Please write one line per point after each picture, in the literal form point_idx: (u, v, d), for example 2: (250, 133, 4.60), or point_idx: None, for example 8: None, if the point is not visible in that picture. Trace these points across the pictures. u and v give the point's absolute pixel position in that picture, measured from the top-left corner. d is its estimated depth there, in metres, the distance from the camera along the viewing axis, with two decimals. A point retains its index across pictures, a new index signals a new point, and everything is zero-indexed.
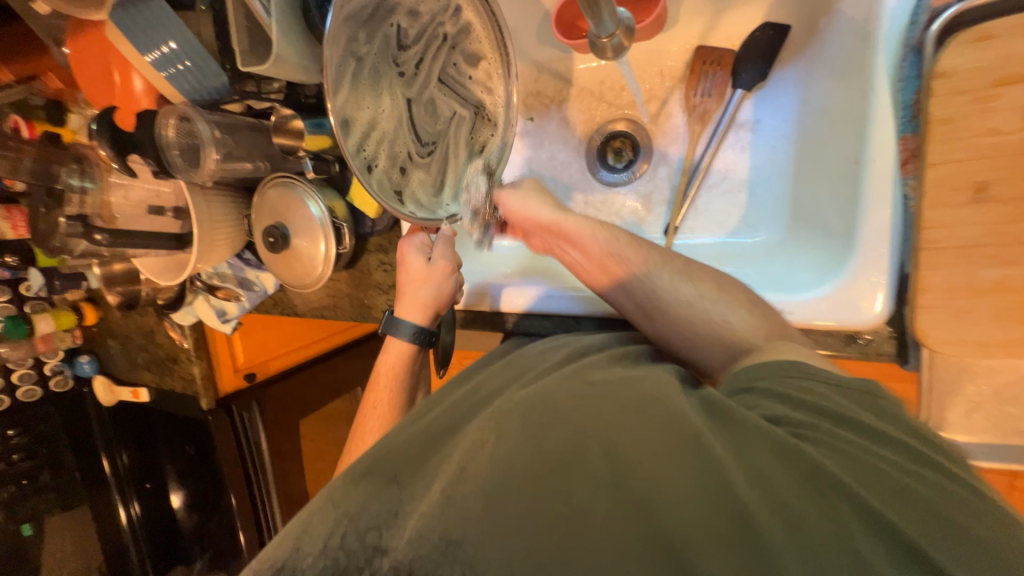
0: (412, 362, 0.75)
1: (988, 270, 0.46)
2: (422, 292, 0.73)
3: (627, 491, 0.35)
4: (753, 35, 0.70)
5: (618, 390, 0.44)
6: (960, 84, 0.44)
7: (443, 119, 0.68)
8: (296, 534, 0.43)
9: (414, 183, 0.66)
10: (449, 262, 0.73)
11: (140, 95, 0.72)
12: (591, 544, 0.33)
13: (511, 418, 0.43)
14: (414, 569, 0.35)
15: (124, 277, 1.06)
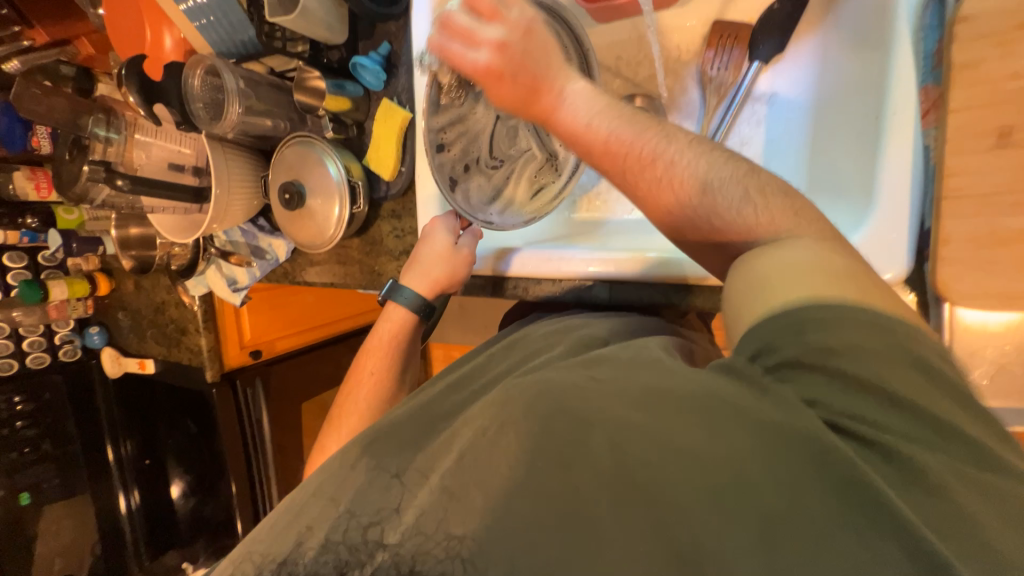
0: (410, 335, 0.77)
1: (1011, 219, 0.45)
2: (435, 267, 0.74)
3: (632, 489, 0.32)
4: (768, 9, 0.68)
5: (629, 372, 0.39)
6: (981, 29, 0.44)
7: (518, 148, 0.77)
8: (297, 524, 0.43)
9: (472, 182, 0.75)
10: (472, 252, 0.75)
11: (170, 51, 0.75)
12: (600, 548, 0.31)
13: (512, 405, 0.40)
14: (416, 565, 0.35)
15: (140, 242, 1.09)
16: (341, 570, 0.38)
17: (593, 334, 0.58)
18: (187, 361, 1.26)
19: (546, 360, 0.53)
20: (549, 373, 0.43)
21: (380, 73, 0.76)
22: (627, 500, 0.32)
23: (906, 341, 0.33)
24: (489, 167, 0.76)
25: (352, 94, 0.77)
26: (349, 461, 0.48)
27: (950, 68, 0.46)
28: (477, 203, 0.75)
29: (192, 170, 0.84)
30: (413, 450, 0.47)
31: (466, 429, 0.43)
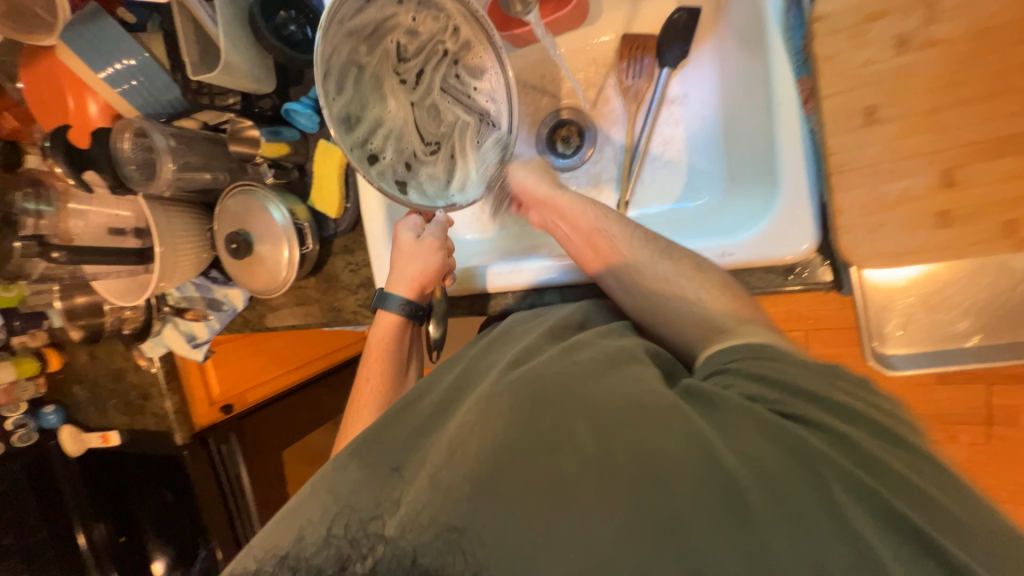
0: (401, 334, 0.76)
1: (889, 185, 0.51)
2: (409, 265, 0.72)
3: (614, 466, 0.35)
4: (669, 19, 0.75)
5: (604, 368, 0.44)
6: (835, 24, 0.50)
7: (446, 122, 0.72)
8: (292, 524, 0.41)
9: (423, 175, 0.70)
10: (437, 239, 0.74)
11: (96, 119, 0.75)
12: (586, 519, 0.34)
13: (500, 401, 0.42)
14: (418, 557, 0.35)
15: (88, 310, 1.05)
16: (341, 565, 0.36)
17: (568, 315, 0.61)
18: (153, 427, 1.22)
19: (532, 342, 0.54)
20: (536, 365, 0.46)
21: (314, 117, 0.78)
22: (610, 478, 0.35)
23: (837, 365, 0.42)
24: (432, 153, 0.71)
25: (290, 139, 0.78)
26: (338, 461, 0.46)
27: (816, 60, 0.52)
28: (438, 195, 0.70)
29: (132, 232, 0.82)
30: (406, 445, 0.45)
31: (458, 423, 0.43)
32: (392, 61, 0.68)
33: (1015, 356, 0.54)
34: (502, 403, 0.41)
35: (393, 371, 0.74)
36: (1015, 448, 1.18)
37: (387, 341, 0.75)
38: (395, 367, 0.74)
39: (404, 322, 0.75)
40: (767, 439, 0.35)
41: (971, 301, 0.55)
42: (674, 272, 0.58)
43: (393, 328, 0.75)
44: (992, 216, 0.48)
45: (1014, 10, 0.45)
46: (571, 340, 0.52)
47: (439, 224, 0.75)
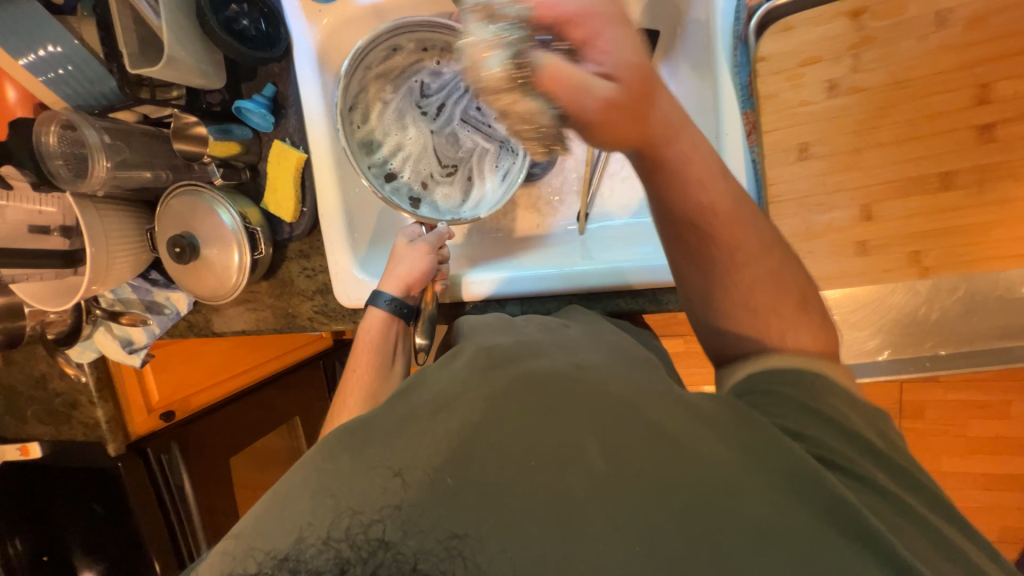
0: (390, 332, 0.73)
1: (819, 215, 0.56)
2: (399, 264, 0.72)
3: (620, 480, 0.36)
4: None
5: (612, 380, 0.44)
6: (776, 65, 0.54)
7: (466, 148, 0.79)
8: (284, 520, 0.37)
9: (438, 193, 0.79)
10: (431, 243, 0.74)
11: (14, 105, 0.68)
12: (585, 534, 0.34)
13: (510, 409, 0.41)
14: (418, 563, 0.34)
15: (2, 313, 0.94)
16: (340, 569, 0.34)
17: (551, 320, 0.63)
18: (82, 438, 1.13)
19: (533, 339, 0.53)
20: (542, 365, 0.46)
21: (267, 116, 0.75)
22: (617, 495, 0.35)
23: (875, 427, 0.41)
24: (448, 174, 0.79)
25: (241, 138, 0.75)
26: (328, 451, 0.42)
27: (759, 97, 0.56)
28: (450, 211, 0.78)
29: (59, 231, 0.76)
30: (401, 433, 0.41)
31: (460, 419, 0.41)
32: (417, 97, 0.78)
33: (917, 368, 0.62)
34: (516, 404, 0.41)
35: (379, 364, 0.71)
36: (921, 437, 1.33)
37: (375, 334, 0.73)
38: (383, 361, 0.72)
39: (392, 319, 0.73)
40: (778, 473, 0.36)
41: (883, 319, 0.61)
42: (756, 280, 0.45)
43: (381, 323, 0.73)
44: (901, 248, 0.54)
45: (925, 65, 0.50)
46: (573, 348, 0.53)
47: (438, 231, 0.76)
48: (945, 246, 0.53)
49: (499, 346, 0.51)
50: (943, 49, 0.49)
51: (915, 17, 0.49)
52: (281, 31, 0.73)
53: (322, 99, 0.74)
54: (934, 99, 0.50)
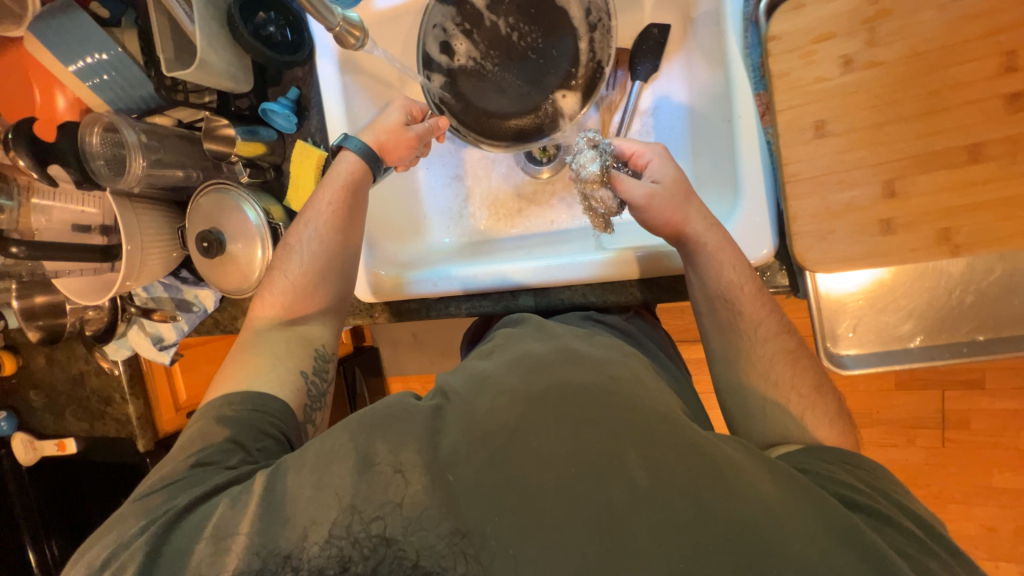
0: (358, 188, 0.71)
1: (839, 194, 0.54)
2: (379, 131, 0.73)
3: (656, 501, 0.38)
4: (644, 32, 0.77)
5: (638, 399, 0.46)
6: (788, 44, 0.54)
7: (549, 68, 0.72)
8: (289, 517, 0.43)
9: (481, 98, 0.74)
10: (415, 134, 0.73)
11: (65, 111, 0.74)
12: (625, 530, 0.37)
13: (541, 409, 0.44)
14: (420, 560, 0.39)
15: (47, 310, 1.00)
16: (343, 564, 0.40)
17: (573, 325, 0.64)
18: (114, 434, 1.16)
19: (562, 343, 0.55)
20: (572, 376, 0.48)
21: (291, 117, 0.78)
22: (662, 513, 0.37)
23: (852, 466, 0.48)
24: (498, 85, 0.74)
25: (267, 139, 0.79)
26: (347, 436, 0.46)
27: (771, 77, 0.55)
28: (476, 122, 0.74)
29: (98, 229, 0.80)
30: (428, 432, 0.45)
31: (490, 420, 0.44)
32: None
33: (953, 356, 0.58)
34: (537, 419, 0.43)
35: (341, 215, 0.70)
36: (966, 450, 1.24)
37: (346, 186, 0.71)
38: (348, 212, 0.71)
39: (364, 171, 0.71)
40: (802, 503, 0.40)
41: (912, 304, 0.59)
42: (755, 335, 0.59)
43: (354, 172, 0.71)
44: (930, 225, 0.52)
45: (943, 36, 0.49)
46: (608, 356, 0.54)
47: (431, 125, 0.74)
48: (976, 222, 0.51)
49: (536, 353, 0.53)
50: (961, 19, 0.48)
51: None
52: (305, 37, 0.77)
53: (344, 103, 0.78)
54: (955, 70, 0.49)
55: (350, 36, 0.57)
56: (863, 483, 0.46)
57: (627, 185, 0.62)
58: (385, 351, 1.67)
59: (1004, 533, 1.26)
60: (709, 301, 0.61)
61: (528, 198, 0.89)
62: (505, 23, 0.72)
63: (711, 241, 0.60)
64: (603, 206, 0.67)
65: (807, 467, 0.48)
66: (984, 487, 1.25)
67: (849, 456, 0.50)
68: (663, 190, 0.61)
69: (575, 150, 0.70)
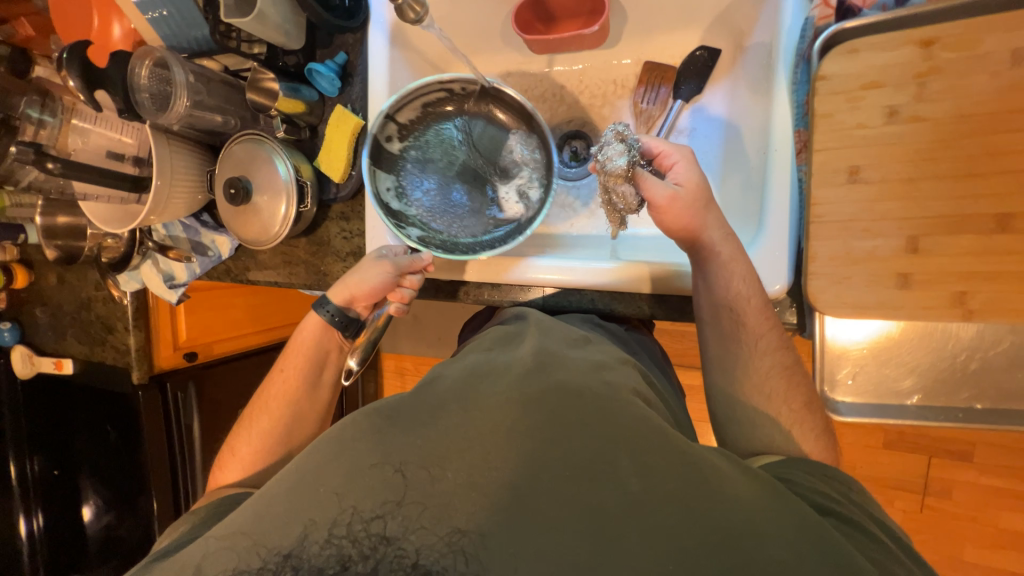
0: (323, 343, 0.76)
1: (862, 241, 0.55)
2: (355, 275, 0.74)
3: (645, 511, 0.38)
4: (691, 54, 0.77)
5: (626, 404, 0.47)
6: (836, 86, 0.54)
7: (488, 181, 0.81)
8: (286, 519, 0.39)
9: (459, 235, 0.80)
10: (390, 267, 0.73)
11: (118, 40, 0.76)
12: (617, 536, 0.37)
13: (534, 409, 0.44)
14: (420, 559, 0.36)
15: (67, 231, 1.03)
16: (343, 564, 0.36)
17: (573, 330, 0.64)
18: (111, 362, 1.18)
19: (554, 348, 0.56)
20: (567, 379, 0.49)
21: (335, 81, 0.80)
22: (653, 524, 0.38)
23: (837, 482, 0.50)
24: (468, 213, 0.81)
25: (307, 98, 0.80)
26: (346, 432, 0.44)
27: (814, 116, 0.55)
28: (461, 245, 0.78)
29: (131, 159, 0.82)
30: (424, 425, 0.44)
31: (481, 415, 0.44)
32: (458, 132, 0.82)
33: (947, 419, 0.59)
34: (534, 420, 0.44)
35: (307, 372, 0.74)
36: (943, 520, 1.24)
37: (311, 345, 0.75)
38: (313, 368, 0.75)
39: (332, 331, 0.76)
40: (790, 516, 0.41)
41: (914, 361, 0.59)
42: (754, 350, 0.60)
43: (318, 332, 0.75)
44: (947, 286, 0.52)
45: (991, 102, 0.49)
46: (597, 359, 0.56)
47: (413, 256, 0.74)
48: (994, 291, 0.51)
49: (531, 356, 0.53)
50: (1011, 88, 0.49)
51: (987, 53, 0.49)
52: (361, 5, 0.79)
53: (388, 76, 0.79)
54: (998, 137, 0.49)
55: (410, 10, 0.58)
56: (839, 494, 0.48)
57: (649, 185, 0.60)
58: None
59: None
60: (715, 312, 0.61)
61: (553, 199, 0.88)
62: (442, 164, 0.82)
63: (725, 252, 0.59)
64: (623, 204, 0.64)
65: (786, 476, 0.51)
66: (955, 559, 1.25)
67: (832, 472, 0.51)
68: (685, 195, 0.59)
69: (602, 144, 0.65)
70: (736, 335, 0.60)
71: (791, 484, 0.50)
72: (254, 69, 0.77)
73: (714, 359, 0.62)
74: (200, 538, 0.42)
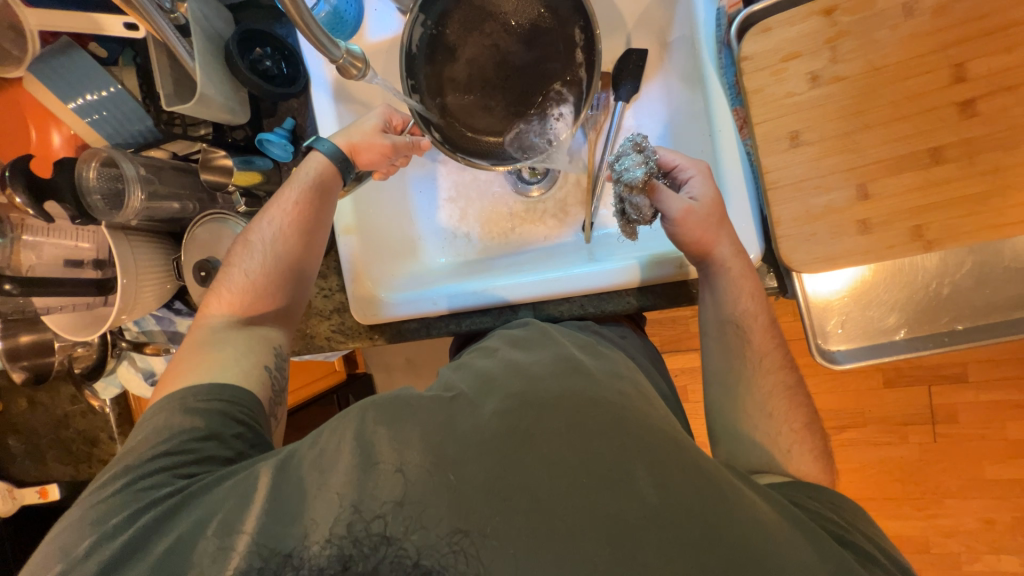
0: (326, 183, 0.70)
1: (817, 198, 0.58)
2: (355, 132, 0.72)
3: (662, 517, 0.39)
4: (622, 57, 0.80)
5: (637, 412, 0.47)
6: (760, 63, 0.58)
7: (522, 100, 0.71)
8: (296, 513, 0.43)
9: (473, 135, 0.71)
10: (391, 144, 0.73)
11: (61, 148, 0.75)
12: (631, 538, 0.38)
13: (548, 416, 0.44)
14: (421, 559, 0.38)
15: (33, 349, 0.98)
16: (345, 565, 0.39)
17: (581, 336, 0.64)
18: None
19: (573, 356, 0.55)
20: (582, 387, 0.48)
21: (287, 146, 0.79)
22: (667, 528, 0.39)
23: (849, 510, 0.50)
24: (485, 108, 0.71)
25: (263, 167, 0.80)
26: (367, 415, 0.46)
27: (747, 93, 0.59)
28: (469, 146, 0.70)
29: (91, 264, 0.81)
30: (443, 433, 0.43)
31: (496, 419, 0.44)
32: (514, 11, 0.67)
33: (936, 345, 0.62)
34: (551, 424, 0.43)
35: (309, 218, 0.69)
36: (956, 444, 1.27)
37: (312, 184, 0.69)
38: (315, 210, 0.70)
39: (333, 172, 0.70)
40: (812, 551, 0.42)
41: (893, 298, 0.62)
42: (753, 348, 0.63)
43: (319, 171, 0.69)
44: (902, 223, 0.56)
45: (899, 53, 0.54)
46: (614, 370, 0.56)
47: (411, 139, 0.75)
48: (945, 219, 0.55)
49: (536, 363, 0.52)
50: (913, 36, 0.53)
51: (884, 10, 0.54)
52: (300, 70, 0.80)
53: (340, 132, 0.81)
54: (912, 82, 0.54)
55: (353, 68, 0.60)
56: (849, 520, 0.49)
57: (665, 197, 0.62)
58: (379, 377, 1.63)
59: (1001, 524, 1.28)
60: (720, 327, 0.64)
61: (521, 217, 0.89)
62: (489, 40, 0.68)
63: (735, 269, 0.61)
64: (638, 215, 0.63)
65: (796, 500, 0.51)
66: (978, 480, 1.28)
67: (835, 495, 0.52)
68: (701, 209, 0.60)
69: (620, 155, 0.65)
70: (744, 331, 0.63)
71: (801, 505, 0.50)
72: (203, 149, 0.77)
73: (715, 374, 0.64)
74: (217, 489, 0.48)
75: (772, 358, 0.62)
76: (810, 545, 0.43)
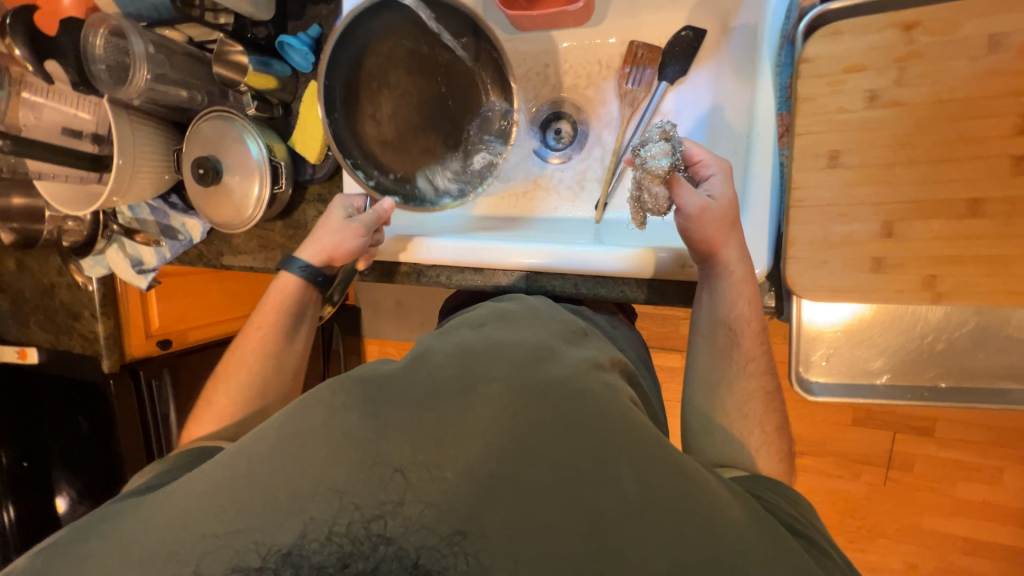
0: (303, 296, 0.72)
1: (839, 226, 0.56)
2: (326, 234, 0.70)
3: (646, 520, 0.36)
4: (677, 34, 0.75)
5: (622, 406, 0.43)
6: (819, 69, 0.54)
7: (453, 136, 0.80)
8: (273, 511, 0.35)
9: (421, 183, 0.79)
10: (364, 226, 0.71)
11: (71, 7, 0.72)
12: (625, 540, 0.34)
13: (535, 406, 0.41)
14: (421, 559, 0.32)
15: (23, 212, 0.97)
16: (344, 563, 0.32)
17: (573, 322, 0.62)
18: (78, 350, 1.13)
19: (555, 345, 0.52)
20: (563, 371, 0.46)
21: (309, 56, 0.76)
22: (655, 535, 0.35)
23: (805, 507, 0.51)
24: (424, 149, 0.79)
25: (279, 73, 0.76)
26: (337, 397, 0.41)
27: (797, 99, 0.55)
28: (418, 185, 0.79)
29: (90, 137, 0.77)
30: (424, 406, 0.40)
31: (483, 402, 0.41)
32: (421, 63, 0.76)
33: (914, 397, 0.61)
34: (534, 414, 0.40)
35: (282, 331, 0.71)
36: (903, 491, 1.31)
37: (283, 304, 0.71)
38: (289, 325, 0.72)
39: (303, 288, 0.72)
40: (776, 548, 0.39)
41: (886, 342, 0.61)
42: (743, 359, 0.60)
43: (293, 290, 0.72)
44: (918, 270, 0.54)
45: (968, 88, 0.50)
46: (596, 355, 0.54)
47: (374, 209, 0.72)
48: (962, 275, 0.53)
49: (519, 339, 0.51)
50: (988, 73, 0.49)
51: (966, 38, 0.49)
52: None
53: None
54: (971, 124, 0.50)
55: None
56: (806, 517, 0.49)
57: (683, 192, 0.59)
58: (366, 313, 1.63)
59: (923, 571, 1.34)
60: (711, 328, 0.62)
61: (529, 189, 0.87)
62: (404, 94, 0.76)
63: (737, 273, 0.59)
64: (653, 204, 0.60)
65: (757, 493, 0.51)
66: (913, 528, 1.32)
67: (793, 494, 0.52)
68: (717, 208, 0.58)
69: (646, 141, 0.63)
70: (737, 341, 0.61)
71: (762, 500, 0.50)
72: (221, 41, 0.73)
73: (698, 374, 0.62)
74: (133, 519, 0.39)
75: (758, 362, 0.60)
76: (775, 542, 0.40)
